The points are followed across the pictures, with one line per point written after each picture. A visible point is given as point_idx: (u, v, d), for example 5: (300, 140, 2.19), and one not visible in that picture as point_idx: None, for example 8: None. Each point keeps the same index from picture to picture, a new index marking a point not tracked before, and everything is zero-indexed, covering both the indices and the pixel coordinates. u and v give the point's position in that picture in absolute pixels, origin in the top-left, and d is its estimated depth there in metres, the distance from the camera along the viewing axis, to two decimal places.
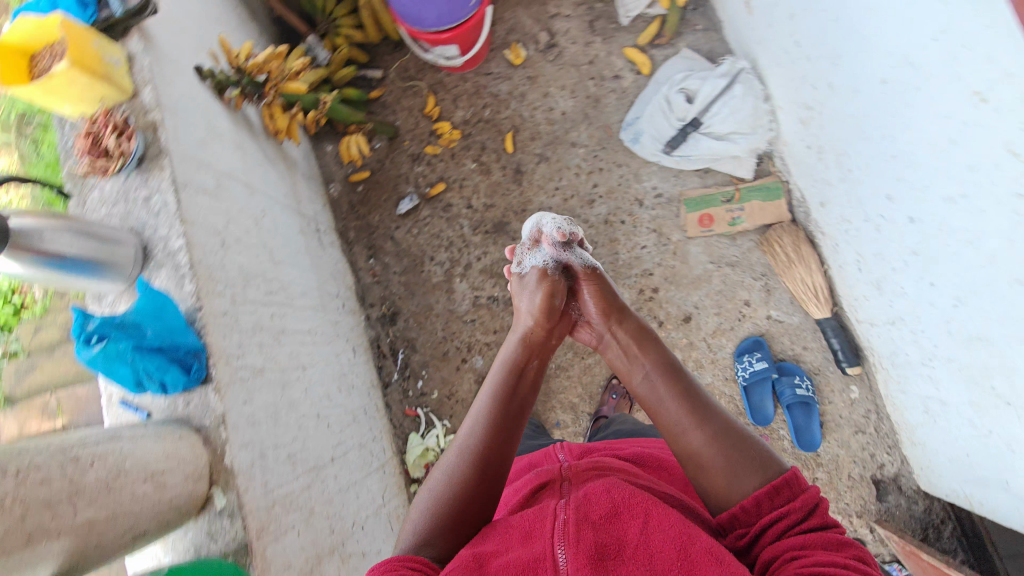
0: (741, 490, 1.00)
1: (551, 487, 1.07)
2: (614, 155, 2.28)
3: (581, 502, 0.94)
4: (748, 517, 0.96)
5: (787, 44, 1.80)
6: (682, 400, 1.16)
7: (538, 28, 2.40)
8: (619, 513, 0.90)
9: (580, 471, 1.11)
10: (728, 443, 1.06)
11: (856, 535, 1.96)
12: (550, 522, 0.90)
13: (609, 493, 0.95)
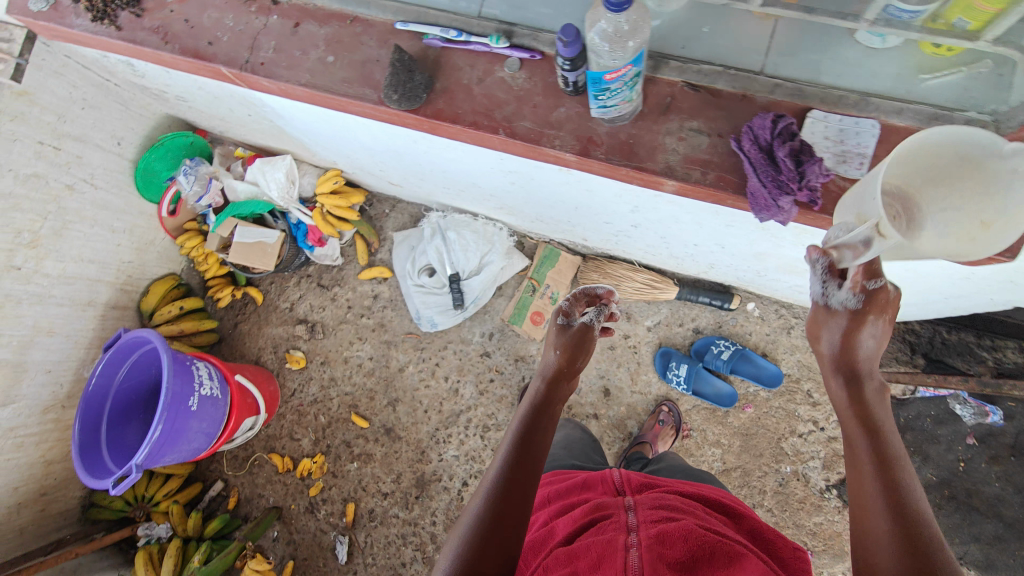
0: (891, 573, 0.78)
1: (616, 517, 1.04)
2: (435, 346, 2.32)
3: (654, 542, 0.94)
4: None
5: (443, 191, 1.98)
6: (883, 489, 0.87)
7: (291, 328, 2.44)
8: (696, 568, 0.89)
9: (645, 509, 1.07)
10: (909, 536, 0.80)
11: None
12: (620, 560, 0.92)
13: (690, 540, 0.93)
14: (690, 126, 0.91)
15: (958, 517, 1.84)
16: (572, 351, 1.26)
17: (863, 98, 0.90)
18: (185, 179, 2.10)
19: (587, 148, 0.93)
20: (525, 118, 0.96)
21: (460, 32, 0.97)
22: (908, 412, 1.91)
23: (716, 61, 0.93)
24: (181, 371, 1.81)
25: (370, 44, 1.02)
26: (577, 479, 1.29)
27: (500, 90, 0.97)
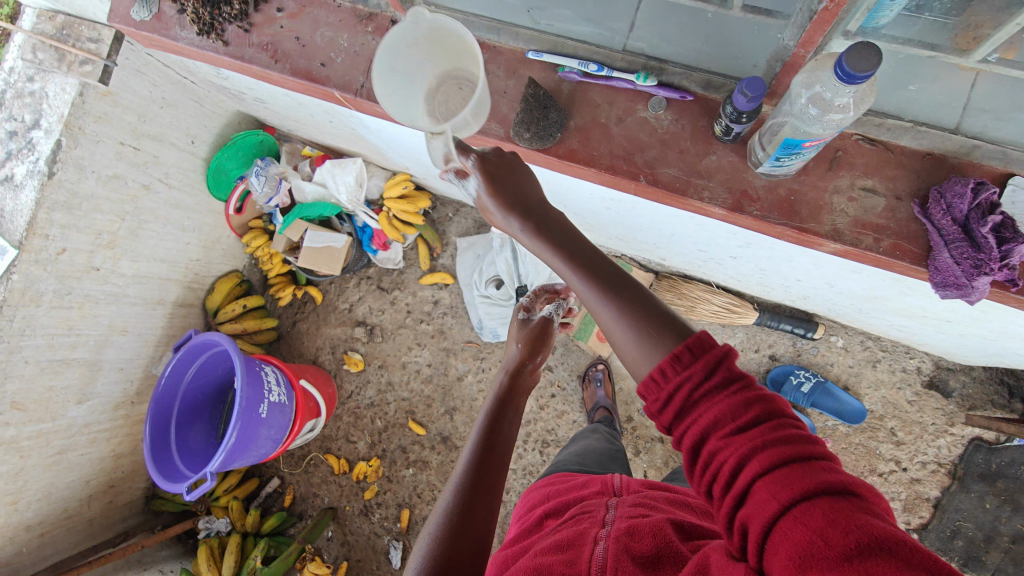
0: (650, 369, 0.71)
1: (595, 512, 0.97)
2: (495, 356, 2.28)
3: (621, 533, 0.86)
4: (653, 392, 0.70)
5: None
6: (589, 272, 0.80)
7: (350, 329, 2.42)
8: (660, 563, 0.78)
9: (626, 505, 0.98)
10: (593, 257, 0.82)
11: (967, 439, 1.85)
12: (583, 551, 0.84)
13: (655, 535, 0.83)
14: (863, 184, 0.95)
15: None
16: (514, 189, 0.88)
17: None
18: (256, 180, 2.06)
19: (741, 203, 0.94)
20: (671, 165, 0.94)
21: (600, 66, 0.93)
22: (1002, 460, 1.81)
23: (906, 116, 0.93)
24: (252, 377, 1.80)
25: (498, 75, 0.97)
26: (581, 479, 1.19)
27: (643, 133, 0.94)
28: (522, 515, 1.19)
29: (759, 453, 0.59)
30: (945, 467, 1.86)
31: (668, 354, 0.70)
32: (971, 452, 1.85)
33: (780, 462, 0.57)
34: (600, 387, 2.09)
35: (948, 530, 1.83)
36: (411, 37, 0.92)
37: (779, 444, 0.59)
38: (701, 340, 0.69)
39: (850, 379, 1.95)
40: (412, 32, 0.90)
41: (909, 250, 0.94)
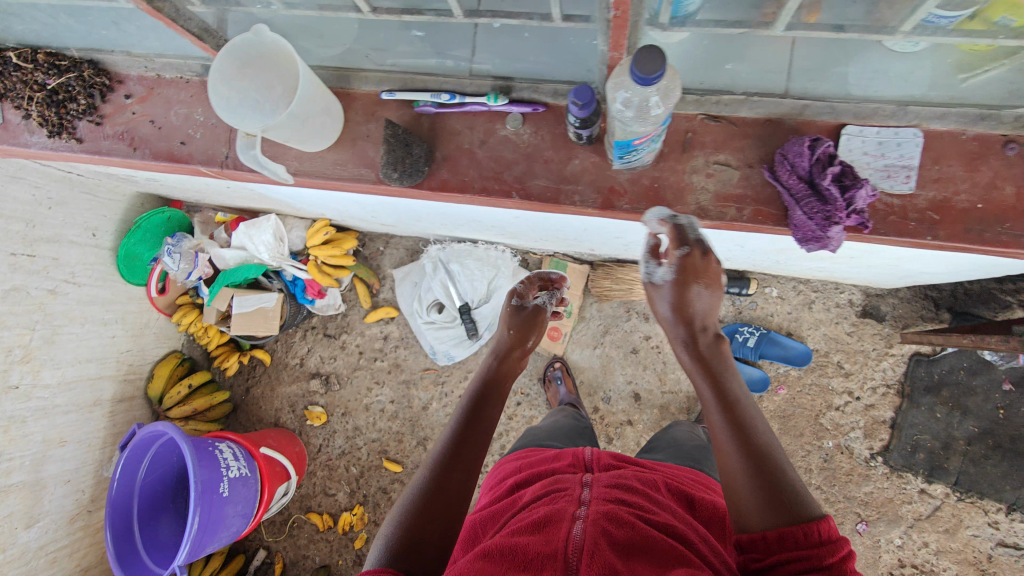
0: (766, 526, 0.79)
1: (571, 490, 0.97)
2: (455, 378, 2.27)
3: (600, 516, 0.87)
4: (760, 549, 0.77)
5: (441, 225, 1.88)
6: (734, 425, 0.91)
7: (305, 383, 2.38)
8: (634, 553, 0.80)
9: (601, 485, 0.98)
10: (767, 464, 0.85)
11: (907, 356, 1.94)
12: (562, 531, 0.83)
13: (634, 526, 0.85)
14: (716, 160, 1.03)
15: (1006, 465, 1.83)
16: (679, 288, 0.98)
17: (901, 107, 0.97)
18: (170, 258, 1.98)
19: (610, 199, 1.02)
20: (538, 176, 0.99)
21: (452, 94, 0.95)
22: (941, 369, 1.90)
23: (737, 89, 1.00)
24: (206, 457, 1.76)
25: (357, 120, 1.00)
26: (549, 454, 1.22)
27: (505, 151, 0.98)
28: (493, 489, 1.21)
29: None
30: (893, 388, 1.94)
31: (794, 524, 0.77)
32: (915, 368, 1.92)
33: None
34: (560, 385, 2.07)
35: (908, 447, 1.91)
36: (261, 55, 0.91)
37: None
38: (824, 527, 0.75)
39: (792, 324, 2.02)
40: (261, 49, 0.91)
41: (770, 213, 1.03)
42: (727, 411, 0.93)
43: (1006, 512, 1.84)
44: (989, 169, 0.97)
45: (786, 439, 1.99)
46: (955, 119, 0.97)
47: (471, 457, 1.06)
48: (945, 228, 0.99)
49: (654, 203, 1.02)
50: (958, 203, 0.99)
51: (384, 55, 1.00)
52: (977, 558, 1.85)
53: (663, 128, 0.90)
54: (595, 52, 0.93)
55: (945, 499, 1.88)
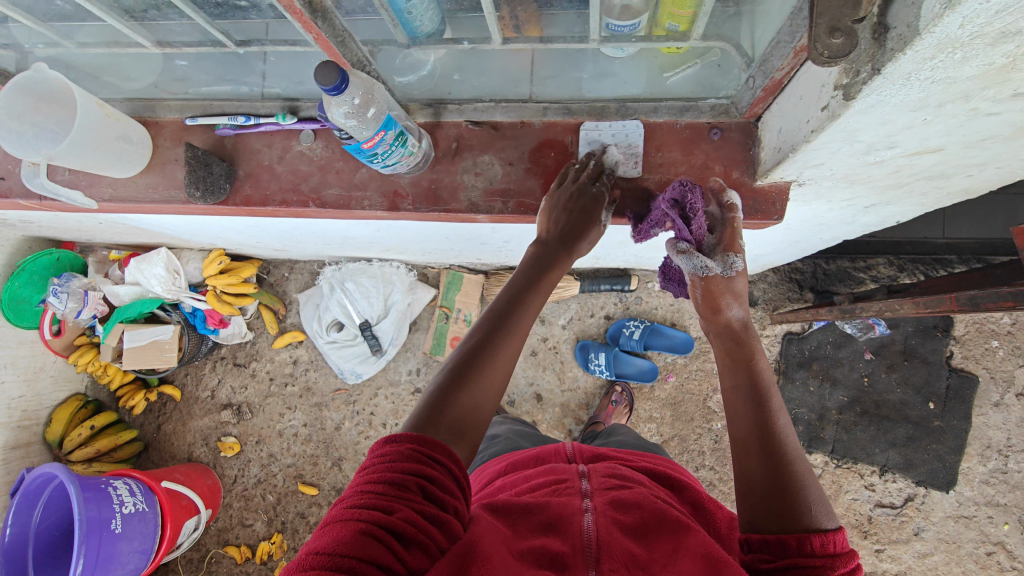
0: (778, 530, 0.79)
1: (570, 481, 0.95)
2: (365, 396, 2.28)
3: (606, 506, 0.87)
4: (773, 551, 0.77)
5: (324, 246, 1.94)
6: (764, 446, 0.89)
7: (217, 415, 2.35)
8: (649, 534, 0.82)
9: (600, 475, 0.97)
10: (787, 471, 0.86)
11: (780, 336, 2.06)
12: (575, 528, 0.82)
13: (646, 510, 0.85)
14: (483, 159, 1.06)
15: (873, 430, 1.98)
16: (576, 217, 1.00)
17: (622, 104, 1.03)
18: (57, 298, 2.00)
19: (395, 202, 1.06)
20: (332, 185, 1.06)
21: (247, 116, 1.03)
22: (811, 344, 2.03)
23: (485, 97, 1.06)
24: (96, 495, 1.78)
25: (166, 146, 1.07)
26: (527, 454, 1.17)
27: (301, 164, 1.05)
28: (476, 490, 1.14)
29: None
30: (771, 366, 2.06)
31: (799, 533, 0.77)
32: (789, 346, 2.05)
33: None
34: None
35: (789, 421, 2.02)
36: (50, 89, 0.99)
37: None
38: (836, 540, 0.76)
39: (675, 316, 2.15)
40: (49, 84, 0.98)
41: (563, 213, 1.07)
42: (757, 415, 0.93)
43: (879, 473, 1.97)
44: (701, 152, 1.02)
45: (679, 425, 2.09)
46: (665, 112, 1.02)
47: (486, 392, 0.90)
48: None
49: (432, 202, 1.06)
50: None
51: (189, 84, 1.08)
52: (859, 520, 1.97)
53: (404, 127, 0.86)
54: None
55: (825, 467, 1.99)
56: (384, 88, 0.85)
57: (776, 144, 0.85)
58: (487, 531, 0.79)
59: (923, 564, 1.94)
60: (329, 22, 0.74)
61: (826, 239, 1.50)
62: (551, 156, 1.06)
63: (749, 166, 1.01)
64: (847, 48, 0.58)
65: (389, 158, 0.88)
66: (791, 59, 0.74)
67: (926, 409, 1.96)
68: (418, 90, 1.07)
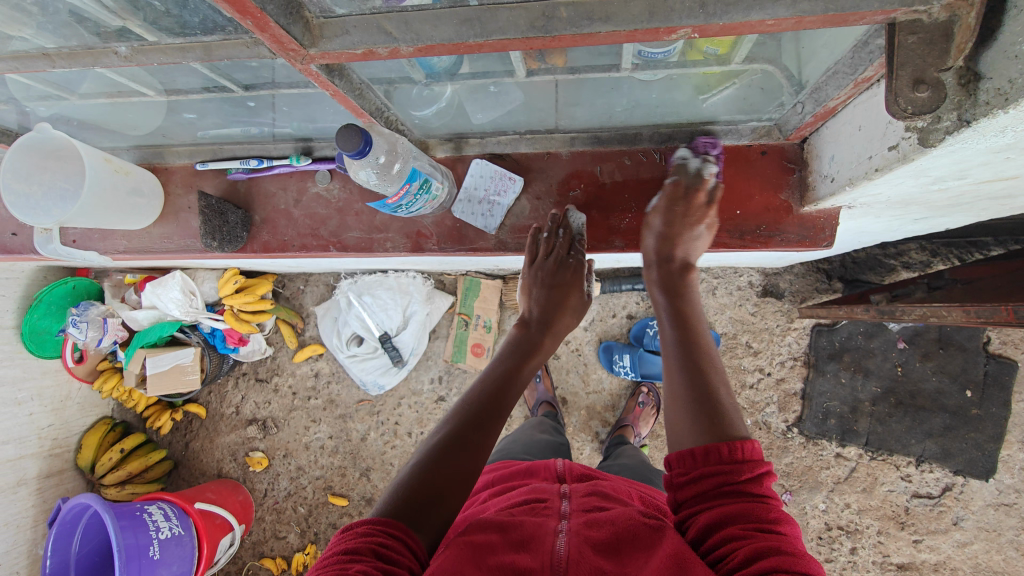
0: (693, 443, 0.85)
1: (551, 501, 0.90)
2: (389, 406, 2.27)
3: (583, 526, 0.81)
4: (687, 465, 0.83)
5: (340, 264, 1.89)
6: (690, 370, 0.93)
7: (243, 431, 2.36)
8: (621, 550, 0.76)
9: (580, 495, 0.93)
10: (704, 387, 0.91)
11: (809, 329, 2.00)
12: (547, 545, 0.77)
13: (617, 525, 0.81)
14: (524, 196, 1.13)
15: (909, 420, 1.93)
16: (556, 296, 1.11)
17: (655, 130, 1.06)
18: (76, 328, 2.01)
19: (418, 242, 1.13)
20: (352, 228, 1.12)
21: (259, 160, 1.09)
22: (844, 336, 1.97)
23: (509, 129, 1.09)
24: (131, 523, 1.81)
25: (178, 193, 1.14)
26: (519, 465, 1.15)
27: (318, 208, 1.12)
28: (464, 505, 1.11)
29: (767, 539, 0.71)
30: (800, 360, 2.02)
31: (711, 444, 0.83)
32: (819, 338, 1.99)
33: (785, 566, 0.67)
34: (539, 383, 2.09)
35: (820, 415, 1.99)
36: (53, 147, 1.01)
37: (786, 541, 0.72)
38: (746, 448, 0.82)
39: (700, 312, 2.08)
40: (52, 143, 1.00)
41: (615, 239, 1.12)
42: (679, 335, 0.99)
43: (916, 464, 1.93)
44: (742, 177, 1.07)
45: None
46: (702, 136, 1.06)
47: (459, 468, 0.89)
48: (710, 236, 1.08)
49: (458, 240, 1.13)
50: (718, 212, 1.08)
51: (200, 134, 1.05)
52: (895, 511, 1.95)
53: (428, 176, 0.92)
54: (346, 113, 0.99)
55: (859, 459, 1.97)
56: (406, 140, 0.92)
57: (830, 172, 0.92)
58: (456, 555, 0.75)
59: (963, 553, 1.92)
60: (346, 79, 0.78)
61: (863, 236, 1.43)
62: (580, 189, 1.12)
63: (797, 189, 1.05)
64: (932, 101, 0.62)
65: (414, 205, 0.96)
66: (851, 88, 0.77)
67: (964, 397, 1.90)
68: (437, 124, 1.08)
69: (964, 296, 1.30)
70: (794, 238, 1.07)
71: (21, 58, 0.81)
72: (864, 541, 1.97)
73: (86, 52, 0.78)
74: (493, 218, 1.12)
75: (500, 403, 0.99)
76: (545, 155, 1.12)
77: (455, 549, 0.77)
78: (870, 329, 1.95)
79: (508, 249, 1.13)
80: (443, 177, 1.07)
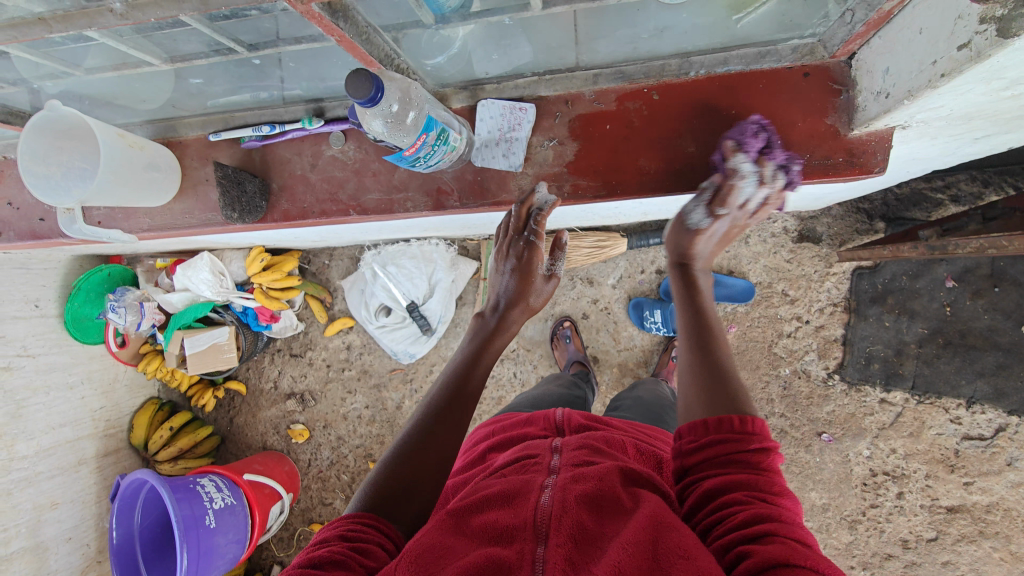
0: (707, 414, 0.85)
1: (542, 456, 0.87)
2: (421, 374, 2.29)
3: (569, 479, 0.78)
4: (697, 434, 0.84)
5: (362, 235, 1.87)
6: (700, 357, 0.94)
7: (283, 405, 2.42)
8: (603, 507, 0.73)
9: (572, 448, 0.89)
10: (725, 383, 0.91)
11: (849, 272, 1.92)
12: (530, 500, 0.74)
13: (603, 483, 0.77)
14: (548, 140, 1.08)
15: (959, 361, 1.85)
16: (519, 281, 1.12)
17: (685, 59, 1.00)
18: (116, 314, 2.04)
19: (439, 199, 1.10)
20: (371, 189, 1.10)
21: (272, 126, 1.07)
22: (887, 277, 1.88)
23: (527, 70, 1.04)
24: (186, 495, 1.88)
25: (193, 166, 1.13)
26: (519, 416, 1.13)
27: (335, 171, 1.10)
28: (462, 454, 1.11)
29: (766, 509, 0.70)
30: (841, 305, 1.94)
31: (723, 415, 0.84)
32: (859, 281, 1.91)
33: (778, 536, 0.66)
34: (570, 343, 2.05)
35: (863, 360, 1.92)
36: (65, 125, 1.01)
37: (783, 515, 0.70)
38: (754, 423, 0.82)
39: (733, 262, 2.01)
40: (62, 121, 1.00)
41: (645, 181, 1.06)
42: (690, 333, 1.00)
43: (967, 406, 1.86)
44: (781, 104, 1.00)
45: (744, 374, 2.01)
46: (737, 62, 0.99)
47: (432, 461, 0.91)
48: (747, 171, 1.02)
49: (480, 194, 1.11)
50: (755, 143, 1.02)
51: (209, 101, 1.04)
52: (944, 455, 1.89)
53: (445, 125, 0.90)
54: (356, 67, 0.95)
55: (905, 404, 1.91)
56: (419, 86, 0.88)
57: (884, 88, 0.86)
58: (439, 526, 0.75)
59: (1018, 494, 1.85)
60: (351, 21, 0.75)
61: (908, 167, 1.34)
62: (607, 129, 1.06)
63: (844, 113, 0.98)
64: None
65: (433, 157, 0.93)
66: None
67: (1019, 334, 1.80)
68: (451, 74, 1.03)
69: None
70: (842, 164, 0.99)
71: (19, 26, 0.78)
72: (912, 486, 1.92)
73: (80, 13, 0.74)
74: (515, 156, 1.08)
75: (465, 390, 1.02)
76: (567, 98, 1.06)
77: (439, 521, 0.76)
78: (916, 268, 1.86)
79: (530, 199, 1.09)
80: (460, 127, 1.03)
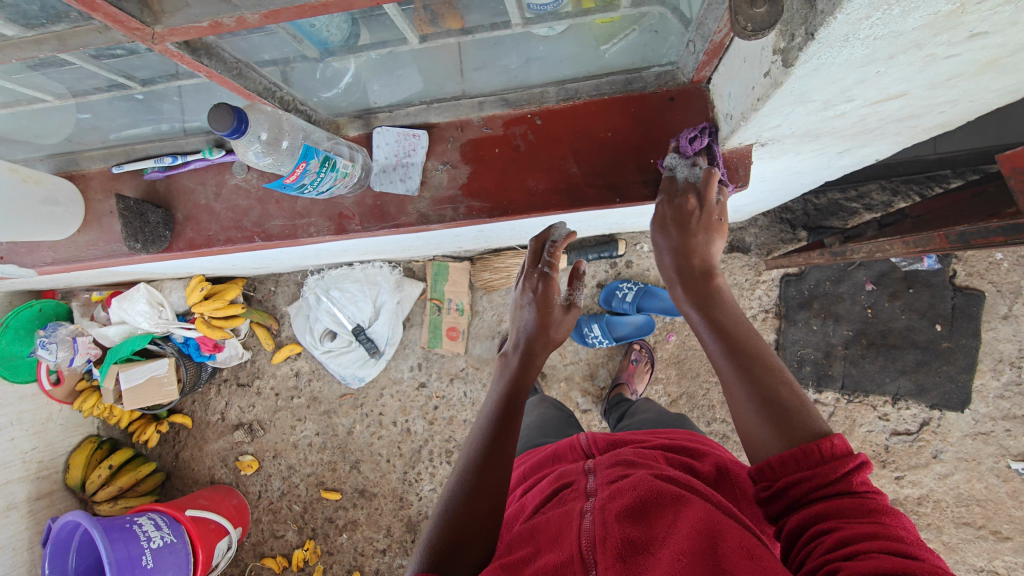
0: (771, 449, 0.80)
1: (576, 483, 0.89)
2: (372, 398, 2.28)
3: (607, 499, 0.80)
4: (769, 477, 0.78)
5: (300, 261, 1.88)
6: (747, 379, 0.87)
7: (231, 436, 2.37)
8: (647, 517, 0.75)
9: (604, 469, 0.92)
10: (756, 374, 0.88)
11: (777, 280, 2.00)
12: (573, 529, 0.75)
13: (637, 495, 0.79)
14: (447, 163, 1.12)
15: (882, 360, 1.94)
16: (541, 314, 1.26)
17: (561, 86, 1.07)
18: (46, 350, 1.97)
19: (342, 223, 1.14)
20: (274, 216, 1.13)
21: (174, 157, 1.10)
22: (812, 283, 1.97)
23: (415, 99, 1.10)
24: (122, 535, 1.82)
25: (97, 199, 1.15)
26: (545, 451, 1.15)
27: (239, 200, 1.13)
28: None
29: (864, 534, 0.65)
30: (771, 312, 2.02)
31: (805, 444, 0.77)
32: (786, 287, 1.99)
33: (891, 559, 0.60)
34: None
35: (795, 362, 2.00)
36: None
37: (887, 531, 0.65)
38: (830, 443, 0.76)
39: None
40: None
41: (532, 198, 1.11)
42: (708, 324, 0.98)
43: (892, 403, 1.95)
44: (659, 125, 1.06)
45: (685, 382, 2.06)
46: (608, 88, 1.06)
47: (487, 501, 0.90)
48: (625, 190, 1.09)
49: (380, 218, 1.13)
50: (628, 163, 1.09)
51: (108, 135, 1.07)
52: (875, 451, 1.97)
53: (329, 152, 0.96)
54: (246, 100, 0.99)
55: (836, 404, 1.99)
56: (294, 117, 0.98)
57: (728, 110, 0.93)
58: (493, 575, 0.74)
59: (945, 485, 1.94)
60: (216, 58, 0.79)
61: (807, 177, 1.42)
62: (496, 152, 1.10)
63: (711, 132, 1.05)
64: (770, 16, 0.67)
65: (322, 183, 1.00)
66: (726, 21, 0.81)
67: (933, 332, 1.91)
68: (345, 103, 1.09)
69: (911, 230, 1.31)
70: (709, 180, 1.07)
71: None
72: None
73: None
74: (411, 180, 1.12)
75: (508, 413, 1.06)
76: (457, 125, 1.11)
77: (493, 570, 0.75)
78: (837, 273, 1.95)
79: (429, 221, 1.12)
80: (350, 152, 1.10)
